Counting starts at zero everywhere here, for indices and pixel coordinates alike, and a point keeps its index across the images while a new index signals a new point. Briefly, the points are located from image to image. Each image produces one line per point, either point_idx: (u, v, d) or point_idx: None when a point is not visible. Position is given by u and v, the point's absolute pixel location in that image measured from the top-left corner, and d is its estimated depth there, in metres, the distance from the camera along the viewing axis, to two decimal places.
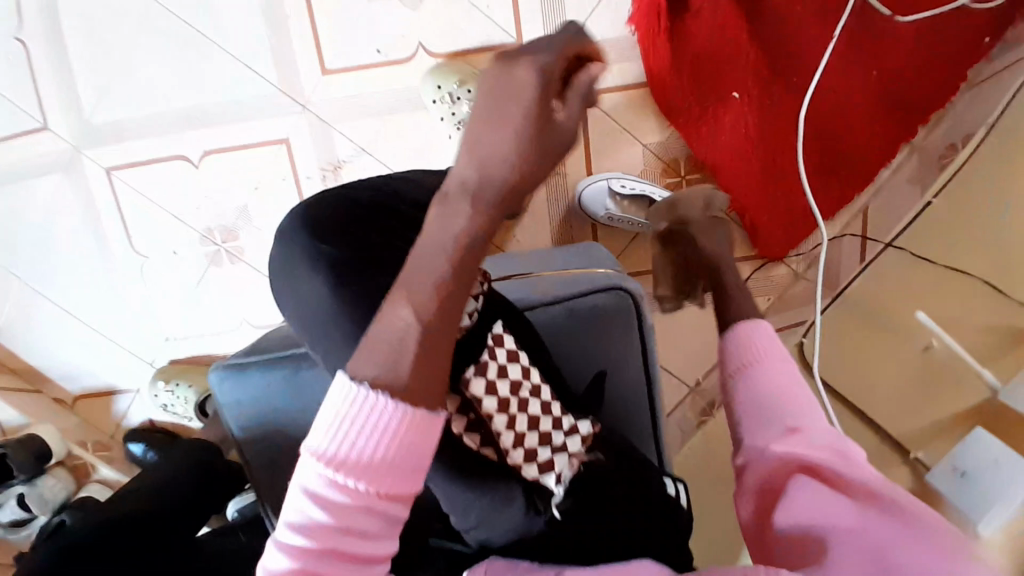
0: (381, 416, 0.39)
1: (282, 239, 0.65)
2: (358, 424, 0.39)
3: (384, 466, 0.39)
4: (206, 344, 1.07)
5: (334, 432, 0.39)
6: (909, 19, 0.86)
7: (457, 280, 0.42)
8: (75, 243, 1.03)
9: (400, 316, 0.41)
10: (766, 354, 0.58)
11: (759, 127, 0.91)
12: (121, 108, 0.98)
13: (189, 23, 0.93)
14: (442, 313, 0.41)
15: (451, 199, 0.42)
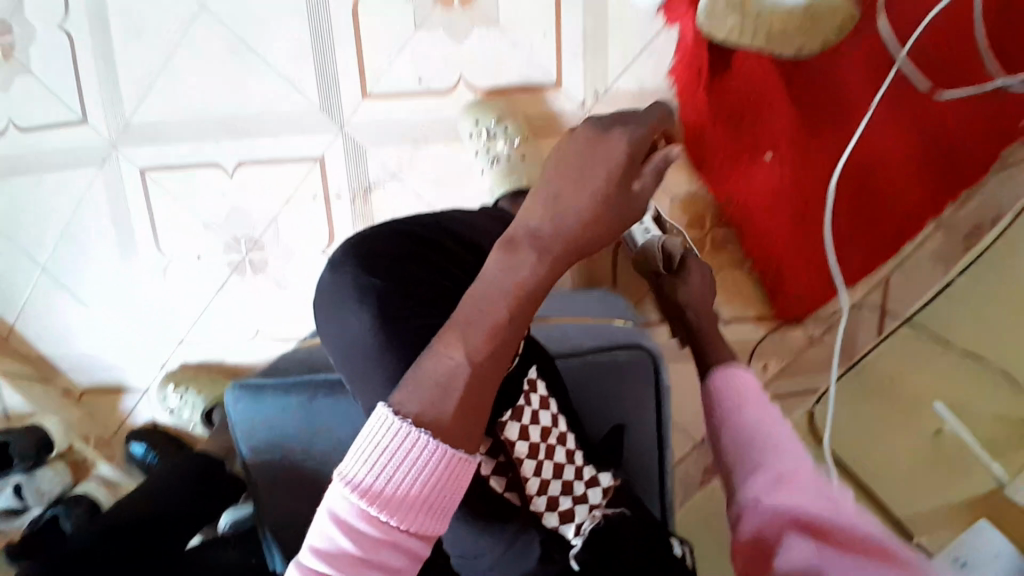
0: (415, 450, 0.46)
1: (329, 268, 0.63)
2: (392, 459, 0.45)
3: (414, 498, 0.45)
4: (217, 352, 1.07)
5: (367, 469, 0.45)
6: (949, 95, 0.87)
7: (511, 326, 0.49)
8: (101, 237, 1.04)
9: (454, 357, 0.48)
10: (745, 402, 0.62)
11: (791, 187, 0.91)
12: (161, 109, 0.99)
13: (236, 35, 0.96)
14: (489, 357, 0.48)
15: (518, 244, 0.49)
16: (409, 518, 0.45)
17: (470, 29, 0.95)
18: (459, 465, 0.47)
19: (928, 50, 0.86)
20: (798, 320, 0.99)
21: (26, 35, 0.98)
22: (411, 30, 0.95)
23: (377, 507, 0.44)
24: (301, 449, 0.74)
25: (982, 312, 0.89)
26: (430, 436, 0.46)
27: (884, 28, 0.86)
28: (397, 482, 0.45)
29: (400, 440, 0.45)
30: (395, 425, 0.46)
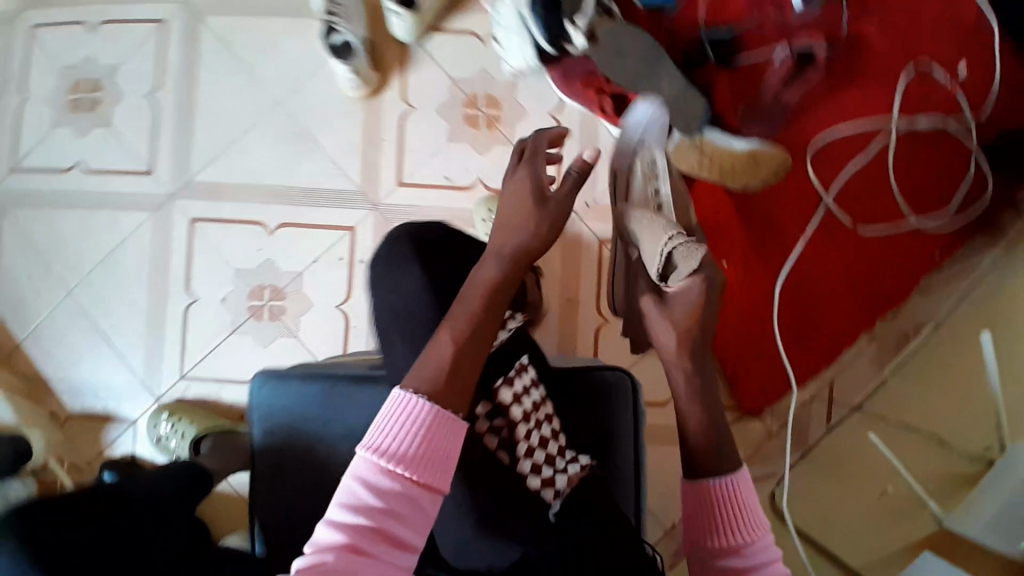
0: (416, 416, 0.55)
1: (386, 244, 0.75)
2: (398, 426, 0.54)
3: (422, 455, 0.54)
4: (215, 391, 1.11)
5: (380, 433, 0.54)
6: (868, 232, 1.09)
7: (484, 312, 0.66)
8: (134, 272, 1.14)
9: (444, 342, 0.62)
10: (733, 514, 0.62)
11: (744, 291, 1.09)
12: (222, 172, 1.16)
13: (300, 125, 1.17)
14: (480, 314, 0.66)
15: (489, 258, 0.71)
16: (419, 470, 0.53)
17: (491, 145, 1.18)
18: (454, 427, 0.56)
19: (850, 197, 1.09)
20: (757, 413, 1.10)
21: (123, 104, 1.18)
22: (445, 139, 1.18)
23: (391, 464, 0.53)
24: (313, 435, 0.78)
25: (924, 392, 1.04)
26: (428, 401, 0.56)
27: (814, 177, 1.09)
28: (407, 442, 0.54)
29: (406, 407, 0.55)
30: (400, 399, 0.56)
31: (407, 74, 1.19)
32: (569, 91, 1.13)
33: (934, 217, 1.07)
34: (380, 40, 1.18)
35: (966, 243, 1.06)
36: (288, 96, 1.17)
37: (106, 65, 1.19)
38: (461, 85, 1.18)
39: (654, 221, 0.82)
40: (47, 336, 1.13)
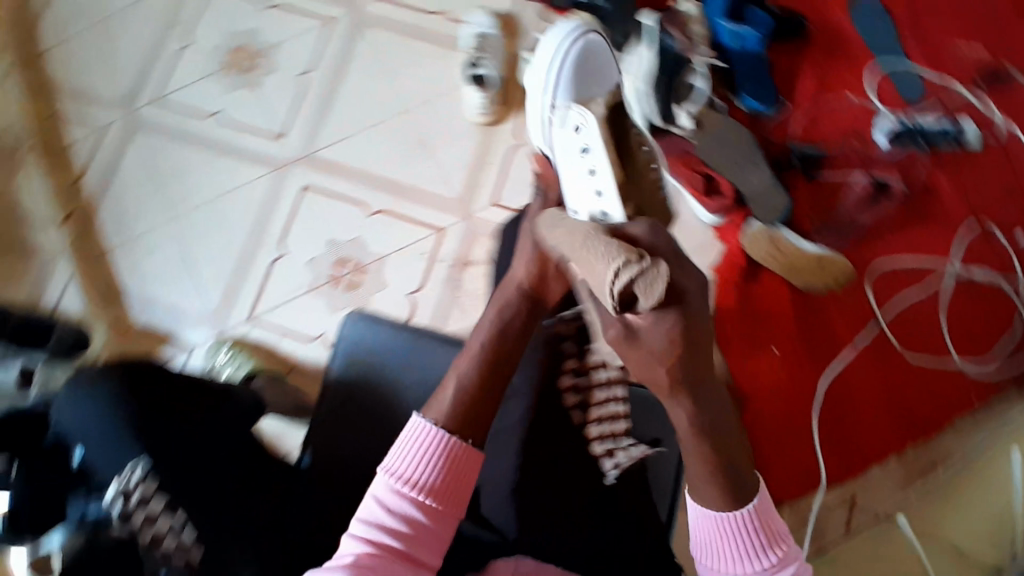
0: (436, 446, 0.65)
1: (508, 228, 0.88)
2: (418, 458, 0.64)
3: (438, 483, 0.64)
4: (274, 340, 1.15)
5: (401, 463, 0.65)
6: (912, 360, 1.13)
7: (500, 345, 0.73)
8: (235, 215, 1.22)
9: (451, 382, 0.70)
10: (751, 542, 0.62)
11: (788, 380, 1.11)
12: (343, 152, 1.25)
13: (419, 134, 1.25)
14: (485, 353, 0.72)
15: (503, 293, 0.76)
16: (436, 498, 0.64)
17: None
18: (471, 462, 0.66)
19: (900, 323, 1.15)
20: (778, 503, 1.09)
21: (275, 73, 1.31)
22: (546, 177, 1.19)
23: (412, 490, 0.63)
24: (388, 377, 0.85)
25: (951, 511, 1.08)
26: (449, 433, 0.66)
27: (870, 296, 1.16)
28: (426, 473, 0.64)
29: (429, 439, 0.65)
30: (425, 428, 0.66)
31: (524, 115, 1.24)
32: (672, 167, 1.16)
33: (975, 361, 1.14)
34: (510, 79, 1.25)
35: (1003, 393, 1.12)
36: (415, 107, 1.27)
37: (268, 40, 1.33)
38: None
39: (592, 237, 0.63)
40: (138, 251, 1.20)
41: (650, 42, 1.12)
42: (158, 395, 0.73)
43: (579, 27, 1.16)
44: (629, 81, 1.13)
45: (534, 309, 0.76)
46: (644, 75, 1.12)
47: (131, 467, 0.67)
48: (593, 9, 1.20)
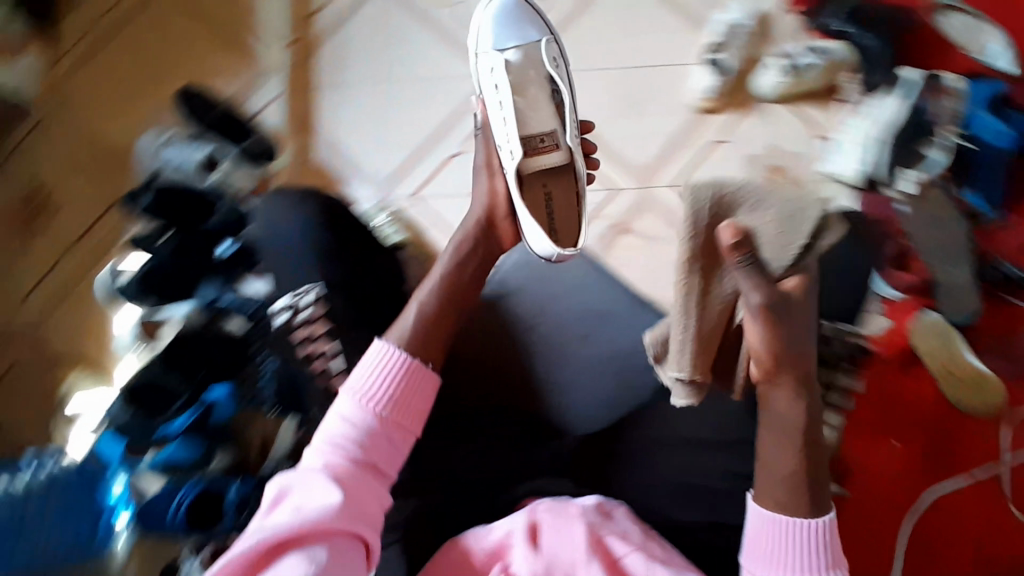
0: (394, 369, 0.73)
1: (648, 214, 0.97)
2: (382, 379, 0.73)
3: (398, 399, 0.72)
4: (426, 226, 1.18)
5: (363, 384, 0.72)
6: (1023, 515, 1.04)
7: (458, 281, 0.84)
8: (435, 98, 1.21)
9: (412, 310, 0.80)
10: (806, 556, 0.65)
11: (894, 475, 1.07)
12: (558, 78, 1.18)
13: (633, 92, 1.16)
14: (451, 289, 0.83)
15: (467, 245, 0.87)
16: (395, 412, 0.72)
17: None
18: (426, 380, 0.75)
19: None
20: None
21: None
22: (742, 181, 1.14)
23: (373, 403, 0.71)
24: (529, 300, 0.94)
25: None
26: (405, 354, 0.75)
27: (1006, 436, 1.07)
28: (385, 388, 0.72)
29: (387, 359, 0.74)
30: (383, 353, 0.74)
31: (748, 116, 1.14)
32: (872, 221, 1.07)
33: None
34: (744, 74, 1.15)
35: None
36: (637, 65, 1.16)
37: None
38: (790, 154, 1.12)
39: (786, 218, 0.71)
40: (339, 97, 1.23)
41: (904, 95, 1.07)
42: (333, 237, 0.90)
43: (832, 54, 1.11)
44: (867, 125, 1.09)
45: (489, 253, 0.87)
46: (887, 124, 1.07)
47: (305, 290, 0.86)
48: (853, 42, 1.12)
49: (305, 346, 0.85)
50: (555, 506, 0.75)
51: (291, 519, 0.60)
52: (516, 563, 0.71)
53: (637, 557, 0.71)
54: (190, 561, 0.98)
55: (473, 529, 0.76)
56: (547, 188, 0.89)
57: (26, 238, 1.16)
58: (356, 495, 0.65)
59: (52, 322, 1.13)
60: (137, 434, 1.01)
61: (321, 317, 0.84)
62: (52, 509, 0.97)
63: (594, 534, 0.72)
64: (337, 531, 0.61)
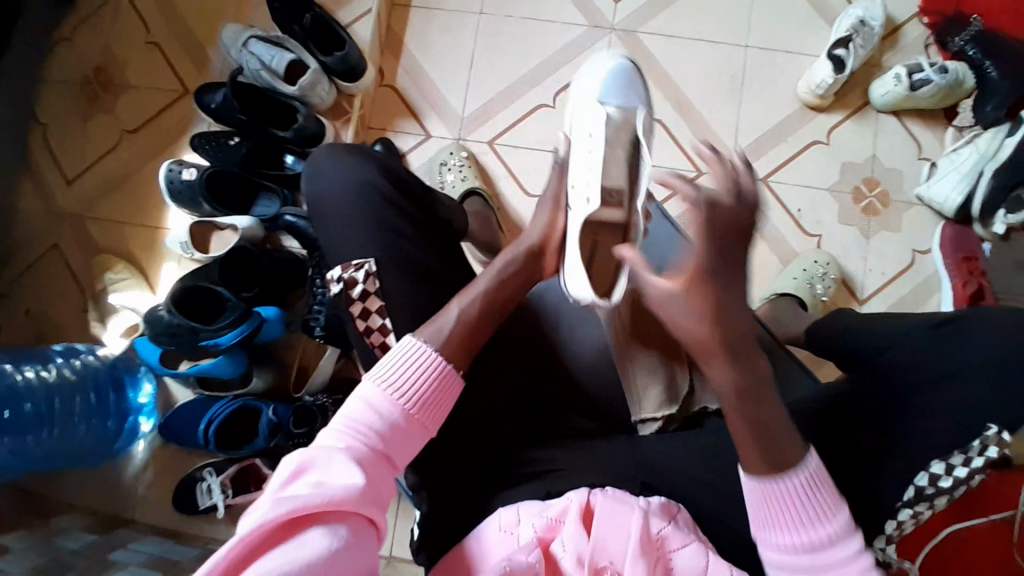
0: (430, 361, 0.62)
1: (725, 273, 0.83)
2: (412, 373, 0.61)
3: (430, 395, 0.61)
4: (499, 174, 1.12)
5: (393, 369, 0.60)
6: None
7: (499, 289, 0.69)
8: (533, 44, 1.16)
9: (452, 309, 0.65)
10: (803, 511, 0.55)
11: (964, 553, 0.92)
12: (662, 50, 1.15)
13: (742, 76, 1.13)
14: (491, 297, 0.68)
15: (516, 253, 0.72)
16: (420, 414, 0.60)
17: (877, 230, 1.09)
18: (453, 382, 0.63)
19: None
20: None
21: None
22: (826, 186, 1.11)
23: (397, 399, 0.59)
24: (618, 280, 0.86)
25: None
26: (437, 353, 0.62)
27: None
28: (411, 385, 0.60)
29: (417, 353, 0.62)
30: (414, 347, 0.62)
31: (851, 121, 1.11)
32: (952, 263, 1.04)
33: None
34: (859, 77, 1.12)
35: None
36: (756, 48, 1.14)
37: None
38: (880, 167, 1.11)
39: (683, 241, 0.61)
40: (434, 24, 1.17)
41: (1012, 131, 1.00)
42: (399, 195, 0.76)
43: (953, 74, 1.05)
44: (974, 154, 1.03)
45: (533, 276, 0.72)
46: (994, 159, 1.00)
47: (358, 264, 0.71)
48: (977, 68, 1.07)
49: (363, 319, 0.69)
50: (619, 493, 0.64)
51: (313, 493, 0.50)
52: (563, 539, 0.61)
53: (695, 551, 0.61)
54: (211, 478, 0.97)
55: (527, 499, 0.67)
56: (600, 239, 0.67)
57: (87, 113, 1.12)
58: (375, 486, 0.54)
59: (102, 205, 1.08)
60: (180, 342, 0.93)
61: (375, 294, 0.70)
62: (82, 406, 0.92)
63: (654, 526, 0.61)
64: (351, 520, 0.51)
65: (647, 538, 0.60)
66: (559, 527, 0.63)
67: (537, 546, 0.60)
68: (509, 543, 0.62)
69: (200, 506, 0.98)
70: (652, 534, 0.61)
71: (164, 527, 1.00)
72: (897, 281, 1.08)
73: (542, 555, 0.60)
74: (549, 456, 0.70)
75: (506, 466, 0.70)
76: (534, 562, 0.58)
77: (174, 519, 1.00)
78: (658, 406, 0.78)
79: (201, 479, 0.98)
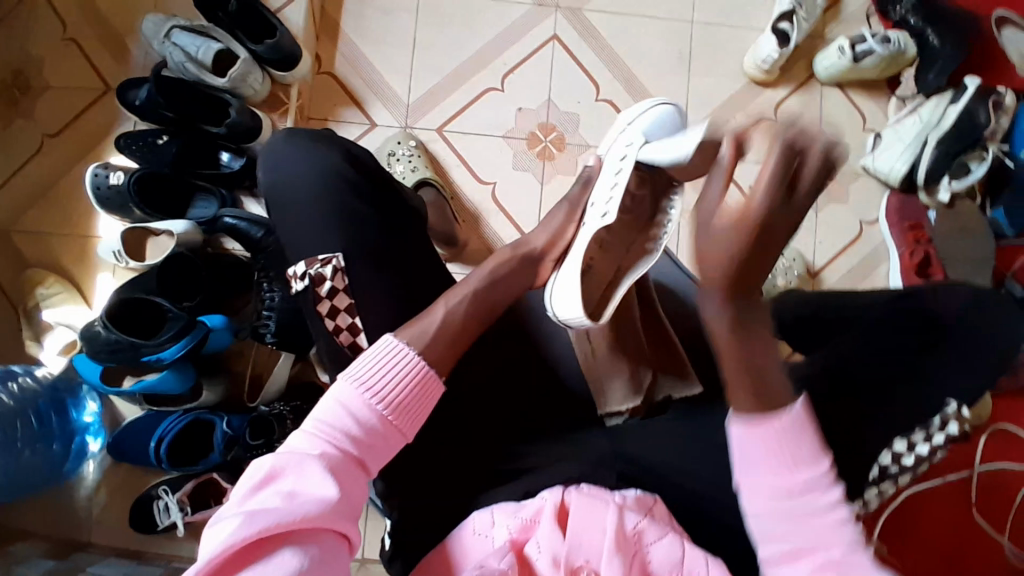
0: (411, 364, 0.59)
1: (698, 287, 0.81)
2: (389, 376, 0.58)
3: (408, 402, 0.58)
4: (450, 161, 1.09)
5: (370, 370, 0.57)
6: (983, 522, 0.98)
7: (482, 291, 0.67)
8: (476, 23, 1.12)
9: (438, 310, 0.63)
10: (784, 454, 0.51)
11: (912, 518, 0.98)
12: (610, 29, 1.12)
13: (689, 52, 1.12)
14: (474, 298, 0.66)
15: (507, 249, 0.72)
16: (400, 420, 0.57)
17: (827, 203, 1.11)
18: (432, 384, 0.60)
19: (998, 481, 0.99)
20: None
21: None
22: None
23: (374, 405, 0.56)
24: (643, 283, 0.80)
25: None
26: (416, 355, 0.59)
27: None
28: (389, 389, 0.57)
29: (395, 355, 0.59)
30: (393, 348, 0.59)
31: (797, 95, 1.12)
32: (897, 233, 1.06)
33: None
34: (804, 51, 1.12)
35: None
36: (703, 23, 1.12)
37: None
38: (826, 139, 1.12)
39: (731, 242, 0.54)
40: (372, 6, 1.12)
41: (956, 100, 1.02)
42: (367, 184, 0.72)
43: (895, 45, 1.05)
44: (917, 124, 1.05)
45: (523, 280, 0.71)
46: (937, 127, 1.03)
47: (324, 260, 0.67)
48: (918, 36, 1.07)
49: (332, 318, 0.66)
50: (595, 491, 0.63)
51: (284, 506, 0.48)
52: (538, 541, 0.59)
53: (672, 543, 0.60)
54: (167, 497, 0.94)
55: (504, 500, 0.65)
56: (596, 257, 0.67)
57: (1, 119, 1.04)
58: (349, 496, 0.52)
59: (24, 214, 1.02)
60: (122, 359, 0.88)
61: (345, 291, 0.66)
62: (25, 431, 0.86)
63: (630, 521, 0.60)
64: (322, 535, 0.50)
65: (623, 536, 0.59)
66: (534, 527, 0.61)
67: (510, 549, 0.59)
68: (483, 546, 0.61)
69: (159, 525, 0.95)
70: (628, 529, 0.60)
71: (124, 547, 0.97)
72: (847, 252, 1.10)
73: (515, 559, 0.58)
74: (524, 455, 0.69)
75: (477, 468, 0.68)
76: (507, 568, 0.57)
77: (134, 538, 0.97)
78: (624, 398, 0.72)
79: (157, 497, 0.95)
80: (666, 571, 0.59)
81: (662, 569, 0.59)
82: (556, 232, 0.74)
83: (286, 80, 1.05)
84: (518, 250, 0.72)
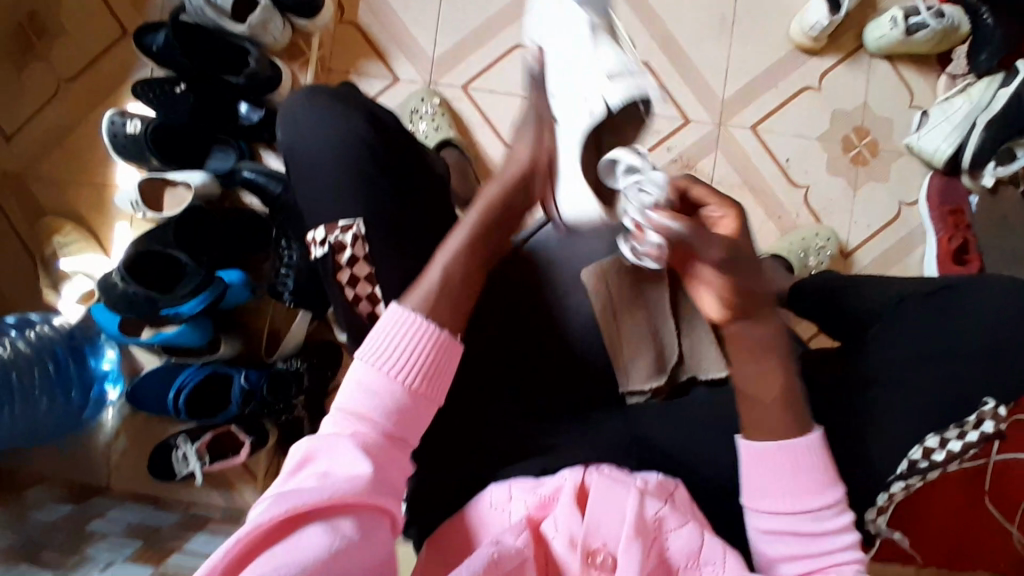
0: (419, 329, 0.55)
1: None
2: (402, 346, 0.55)
3: (426, 366, 0.55)
4: (475, 121, 1.05)
5: (382, 344, 0.55)
6: (994, 510, 0.97)
7: (473, 237, 0.62)
8: None
9: (436, 262, 0.59)
10: (803, 480, 0.55)
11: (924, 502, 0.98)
12: None
13: (733, 14, 1.05)
14: (472, 250, 0.61)
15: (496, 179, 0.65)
16: (418, 385, 0.55)
17: (865, 181, 1.06)
18: (447, 344, 0.56)
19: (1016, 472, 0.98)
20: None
21: None
22: (814, 134, 1.06)
23: (391, 376, 0.54)
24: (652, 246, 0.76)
25: None
26: (424, 320, 0.56)
27: None
28: (406, 358, 0.55)
29: (403, 323, 0.56)
30: (401, 317, 0.56)
31: (844, 65, 1.06)
32: (937, 216, 1.02)
33: None
34: (855, 18, 1.06)
35: None
36: None
37: None
38: (870, 114, 1.06)
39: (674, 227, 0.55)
40: None
41: (1011, 82, 0.95)
42: (385, 150, 0.68)
43: (949, 19, 0.98)
44: (966, 105, 0.99)
45: (516, 212, 0.65)
46: (986, 109, 0.97)
47: (345, 225, 0.64)
48: (973, 13, 1.00)
49: (352, 287, 0.64)
50: (616, 473, 0.62)
51: (316, 486, 0.48)
52: (555, 519, 0.58)
53: (692, 531, 0.59)
54: (186, 446, 0.95)
55: (520, 476, 0.64)
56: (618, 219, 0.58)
57: (19, 60, 1.01)
58: (382, 471, 0.51)
59: (43, 161, 1.00)
60: (141, 311, 0.87)
61: (365, 260, 0.64)
62: (42, 378, 0.87)
63: (651, 508, 0.59)
64: (358, 512, 0.48)
65: (642, 522, 0.57)
66: (552, 505, 0.60)
67: (527, 527, 0.58)
68: (502, 520, 0.60)
69: (178, 474, 0.96)
70: (649, 517, 0.58)
71: (143, 492, 0.99)
72: (883, 233, 1.06)
73: (531, 537, 0.57)
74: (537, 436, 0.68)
75: (491, 446, 0.67)
76: (522, 546, 0.56)
77: (152, 485, 1.00)
78: (648, 377, 0.71)
79: (176, 446, 0.96)
80: (683, 559, 0.58)
81: (680, 557, 0.58)
82: (532, 149, 0.64)
83: (307, 31, 1.03)
84: (502, 181, 0.64)
